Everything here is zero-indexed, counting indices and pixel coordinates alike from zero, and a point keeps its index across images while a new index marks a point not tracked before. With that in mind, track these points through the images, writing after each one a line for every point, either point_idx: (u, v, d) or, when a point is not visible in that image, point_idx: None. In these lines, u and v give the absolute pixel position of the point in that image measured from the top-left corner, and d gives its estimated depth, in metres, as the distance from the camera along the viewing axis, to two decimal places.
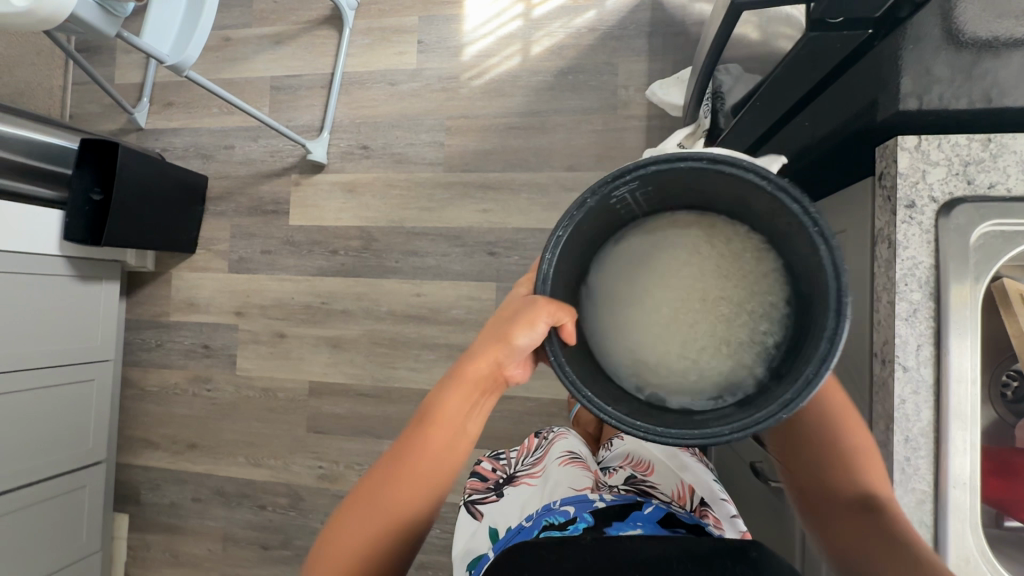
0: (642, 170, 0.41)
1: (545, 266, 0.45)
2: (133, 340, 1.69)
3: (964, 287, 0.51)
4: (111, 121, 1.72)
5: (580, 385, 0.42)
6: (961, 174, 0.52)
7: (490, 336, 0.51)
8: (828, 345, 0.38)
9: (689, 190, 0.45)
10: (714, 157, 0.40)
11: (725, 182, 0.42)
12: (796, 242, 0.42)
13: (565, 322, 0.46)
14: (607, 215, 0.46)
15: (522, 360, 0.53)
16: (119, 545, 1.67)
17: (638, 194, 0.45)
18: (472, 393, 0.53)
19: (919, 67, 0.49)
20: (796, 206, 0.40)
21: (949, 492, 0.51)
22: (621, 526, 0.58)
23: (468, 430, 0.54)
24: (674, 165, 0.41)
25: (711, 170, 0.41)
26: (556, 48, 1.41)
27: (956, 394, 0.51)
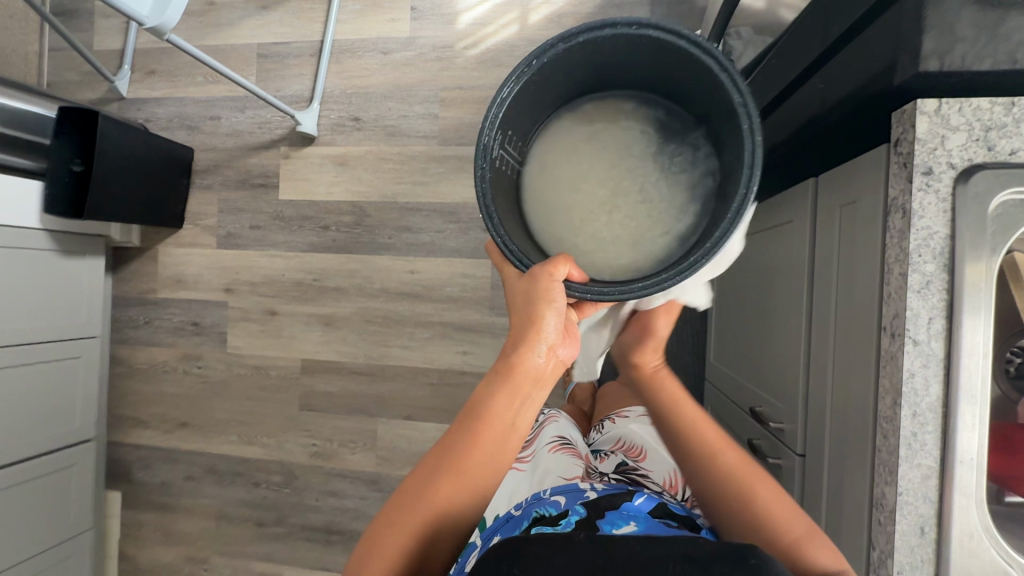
0: (497, 115, 0.46)
1: (512, 254, 0.45)
2: (120, 318, 1.66)
3: (980, 262, 0.49)
4: (91, 89, 1.65)
5: (627, 288, 0.43)
6: (981, 140, 0.50)
7: (525, 320, 0.51)
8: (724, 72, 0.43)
9: (537, 101, 0.49)
10: (528, 58, 0.45)
11: (557, 67, 0.47)
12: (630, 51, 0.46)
13: (569, 270, 0.45)
14: (503, 179, 0.49)
15: (562, 335, 0.52)
16: (112, 523, 1.66)
17: (508, 142, 0.48)
18: (520, 389, 0.51)
19: (943, 26, 0.46)
20: (609, 29, 0.44)
21: (956, 468, 0.50)
22: (614, 521, 0.56)
23: (519, 425, 0.52)
24: (513, 87, 0.46)
25: (540, 67, 0.46)
26: (555, 16, 1.36)
27: (966, 368, 0.49)
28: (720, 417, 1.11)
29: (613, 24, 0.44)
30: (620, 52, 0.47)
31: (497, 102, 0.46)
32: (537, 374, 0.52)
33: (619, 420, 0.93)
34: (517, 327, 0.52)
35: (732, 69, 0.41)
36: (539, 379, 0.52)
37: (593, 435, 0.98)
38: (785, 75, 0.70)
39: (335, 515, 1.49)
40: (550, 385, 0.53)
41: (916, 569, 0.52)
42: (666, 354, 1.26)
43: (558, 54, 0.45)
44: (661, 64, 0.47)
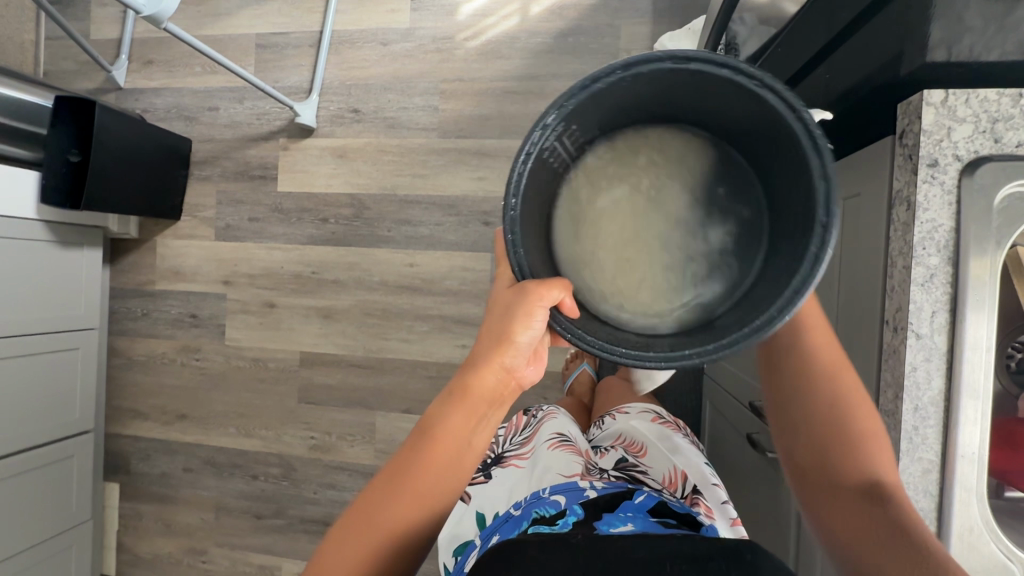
0: (565, 107, 0.41)
1: (516, 257, 0.43)
2: (118, 309, 1.65)
3: (984, 257, 0.49)
4: (88, 79, 1.64)
5: (610, 347, 0.41)
6: (987, 131, 0.49)
7: (492, 338, 0.48)
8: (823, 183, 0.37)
9: (616, 107, 0.43)
10: (623, 63, 0.39)
11: (648, 81, 0.41)
12: (739, 98, 0.40)
13: (564, 298, 0.43)
14: (545, 173, 0.45)
15: (530, 357, 0.50)
16: (111, 515, 1.66)
17: (565, 137, 0.44)
18: (478, 408, 0.50)
19: (952, 15, 0.46)
20: (726, 70, 0.38)
21: (956, 463, 0.50)
22: (611, 521, 0.57)
23: (474, 444, 0.51)
24: (591, 89, 0.40)
25: (627, 77, 0.40)
26: (556, 8, 1.35)
27: (969, 363, 0.49)
28: (719, 411, 1.11)
29: (734, 68, 0.38)
30: (728, 96, 0.40)
31: (574, 93, 0.40)
32: (495, 392, 0.50)
33: (619, 417, 0.92)
34: (478, 346, 0.50)
35: (834, 185, 0.35)
36: (498, 399, 0.51)
37: (592, 432, 0.97)
38: (791, 64, 0.70)
39: (333, 508, 1.50)
40: (508, 403, 0.52)
41: None
42: None
43: (657, 71, 0.39)
44: (768, 132, 0.41)
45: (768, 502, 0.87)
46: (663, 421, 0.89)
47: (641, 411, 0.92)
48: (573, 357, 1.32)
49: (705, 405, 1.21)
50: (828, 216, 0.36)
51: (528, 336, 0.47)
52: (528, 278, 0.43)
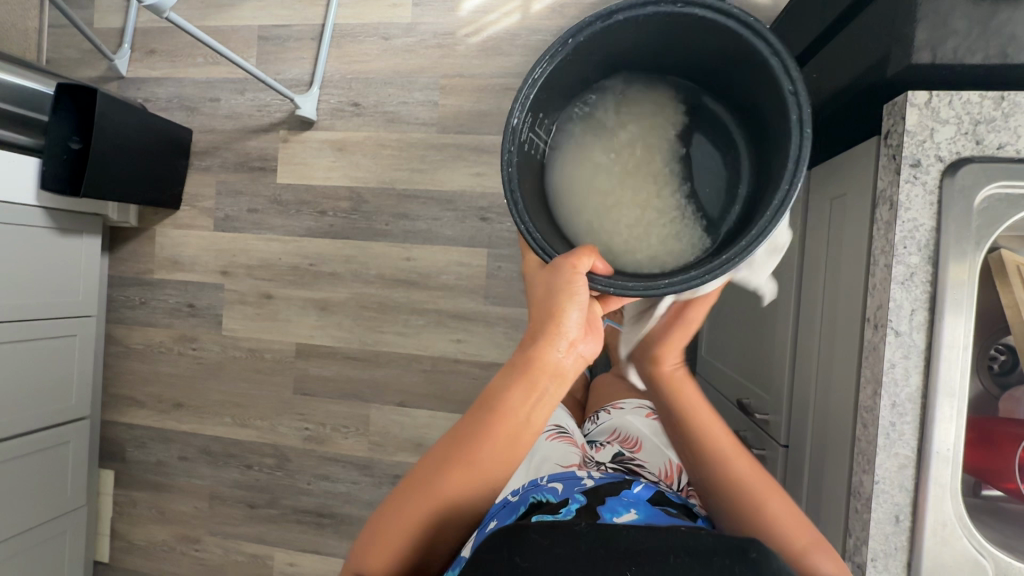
0: (530, 95, 0.45)
1: (536, 244, 0.44)
2: (116, 298, 1.66)
3: (964, 260, 0.50)
4: (91, 67, 1.65)
5: (655, 284, 0.42)
6: (969, 133, 0.50)
7: (544, 315, 0.51)
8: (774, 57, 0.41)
9: (574, 87, 0.48)
10: (562, 39, 0.44)
11: (591, 49, 0.45)
12: (673, 33, 0.44)
13: (593, 262, 0.44)
14: (531, 163, 0.47)
15: (584, 335, 0.52)
16: (105, 501, 1.67)
17: (540, 127, 0.47)
18: (535, 383, 0.52)
19: (936, 18, 0.46)
20: (651, 9, 0.43)
21: (932, 458, 0.51)
22: (614, 508, 0.56)
23: (533, 420, 0.52)
24: (543, 72, 0.45)
25: (572, 49, 0.44)
26: (557, 6, 1.36)
27: (946, 360, 0.50)
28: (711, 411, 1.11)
29: (656, 3, 0.42)
30: (663, 33, 0.45)
31: (531, 81, 0.45)
32: (555, 370, 0.52)
33: (614, 412, 0.93)
34: (536, 323, 0.52)
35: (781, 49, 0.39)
36: (555, 374, 0.52)
37: (587, 427, 0.97)
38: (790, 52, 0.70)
39: (327, 499, 1.51)
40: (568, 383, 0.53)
41: (890, 557, 0.53)
42: None
43: (593, 34, 0.44)
44: (707, 50, 0.45)
45: None
46: None
47: (637, 406, 0.93)
48: None
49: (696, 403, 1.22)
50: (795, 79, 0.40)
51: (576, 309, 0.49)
52: (556, 259, 0.44)
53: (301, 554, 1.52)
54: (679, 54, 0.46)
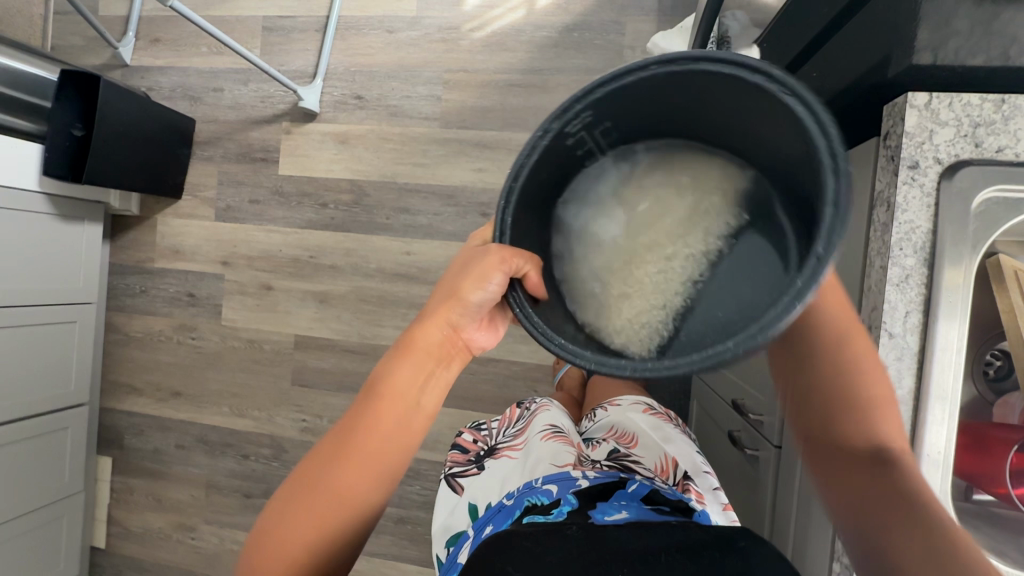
0: (590, 96, 0.41)
1: (500, 222, 0.45)
2: (116, 286, 1.67)
3: (961, 264, 0.49)
4: (96, 55, 1.65)
5: (551, 338, 0.41)
6: (968, 136, 0.50)
7: (443, 295, 0.49)
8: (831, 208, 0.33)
9: (651, 111, 0.43)
10: (660, 57, 0.38)
11: (679, 84, 0.39)
12: (771, 114, 0.38)
13: (526, 270, 0.45)
14: (566, 158, 0.45)
15: (479, 319, 0.51)
16: (102, 487, 1.68)
17: (597, 131, 0.44)
18: (427, 364, 0.50)
19: (937, 19, 0.46)
20: (761, 79, 0.36)
21: (922, 461, 0.51)
22: (605, 509, 0.58)
23: (423, 404, 0.50)
24: (620, 80, 0.39)
25: (660, 74, 0.38)
26: (562, 2, 1.35)
27: (939, 363, 0.50)
28: (707, 412, 1.11)
29: (767, 75, 0.36)
30: (763, 109, 0.38)
31: (605, 80, 0.40)
32: (444, 350, 0.50)
33: (611, 409, 0.93)
34: (432, 303, 0.50)
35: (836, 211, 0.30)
36: (447, 356, 0.51)
37: (584, 424, 0.97)
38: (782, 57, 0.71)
39: None
40: (459, 362, 0.52)
41: None
42: None
43: (686, 71, 0.38)
44: (799, 151, 0.37)
45: (747, 500, 0.88)
46: (654, 411, 0.89)
47: (633, 403, 0.92)
48: None
49: (693, 404, 1.21)
50: (825, 247, 0.31)
51: (480, 297, 0.48)
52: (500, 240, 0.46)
53: None
54: (775, 137, 0.39)
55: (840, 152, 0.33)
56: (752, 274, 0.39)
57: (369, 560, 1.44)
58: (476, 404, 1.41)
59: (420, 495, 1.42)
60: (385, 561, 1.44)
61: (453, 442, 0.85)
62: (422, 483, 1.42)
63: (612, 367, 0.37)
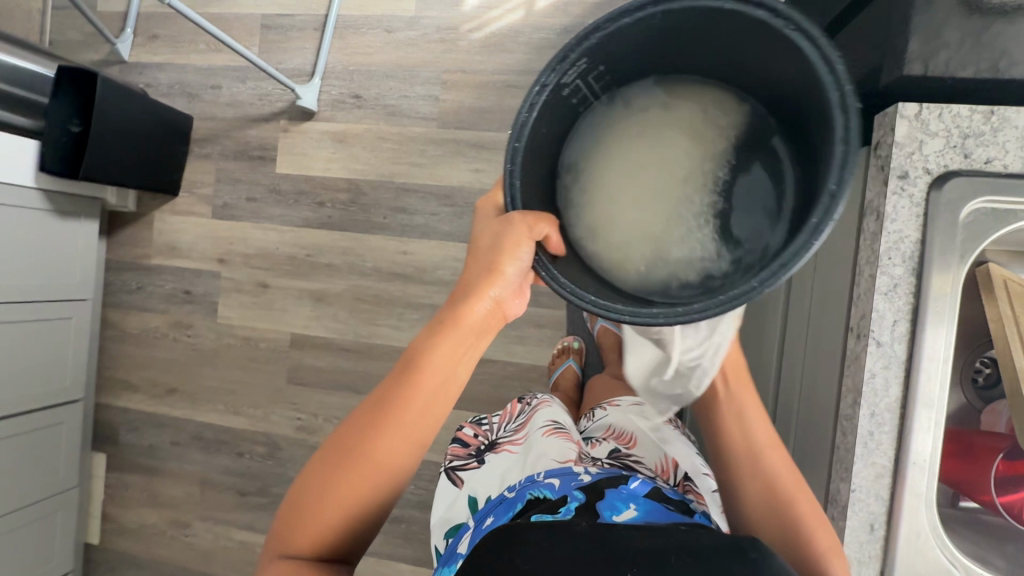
0: (587, 42, 0.42)
1: (510, 190, 0.46)
2: (113, 282, 1.67)
3: (947, 272, 0.50)
4: (93, 50, 1.64)
5: (580, 295, 0.42)
6: (957, 146, 0.50)
7: (480, 268, 0.50)
8: (843, 147, 0.36)
9: (647, 50, 0.44)
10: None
11: (677, 23, 0.41)
12: (774, 51, 0.40)
13: (549, 232, 0.45)
14: (564, 108, 0.47)
15: (516, 291, 0.51)
16: (97, 483, 1.68)
17: (592, 77, 0.46)
18: (465, 336, 0.51)
19: (930, 31, 0.47)
20: (763, 12, 0.38)
21: (907, 468, 0.51)
22: (614, 505, 0.56)
23: (458, 372, 0.51)
24: (616, 23, 0.41)
25: (658, 14, 0.40)
26: (561, 4, 1.35)
27: (927, 371, 0.50)
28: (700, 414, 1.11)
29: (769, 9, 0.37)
30: (765, 45, 0.40)
31: (598, 26, 0.41)
32: (481, 322, 0.51)
33: (611, 409, 0.91)
34: (471, 275, 0.51)
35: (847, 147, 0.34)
36: (485, 327, 0.51)
37: (583, 423, 0.96)
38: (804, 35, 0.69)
39: None
40: (491, 333, 0.54)
41: (863, 565, 0.53)
42: None
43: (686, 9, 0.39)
44: (800, 87, 0.40)
45: None
46: None
47: (632, 403, 0.91)
48: (560, 351, 1.31)
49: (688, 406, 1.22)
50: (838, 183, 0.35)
51: (515, 270, 0.48)
52: (516, 210, 0.46)
53: None
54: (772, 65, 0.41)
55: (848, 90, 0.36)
56: (760, 209, 0.44)
57: (364, 559, 1.44)
58: (471, 405, 1.41)
59: (414, 494, 1.43)
60: (379, 560, 1.44)
61: (454, 435, 0.85)
62: (416, 483, 1.43)
63: (645, 315, 0.39)
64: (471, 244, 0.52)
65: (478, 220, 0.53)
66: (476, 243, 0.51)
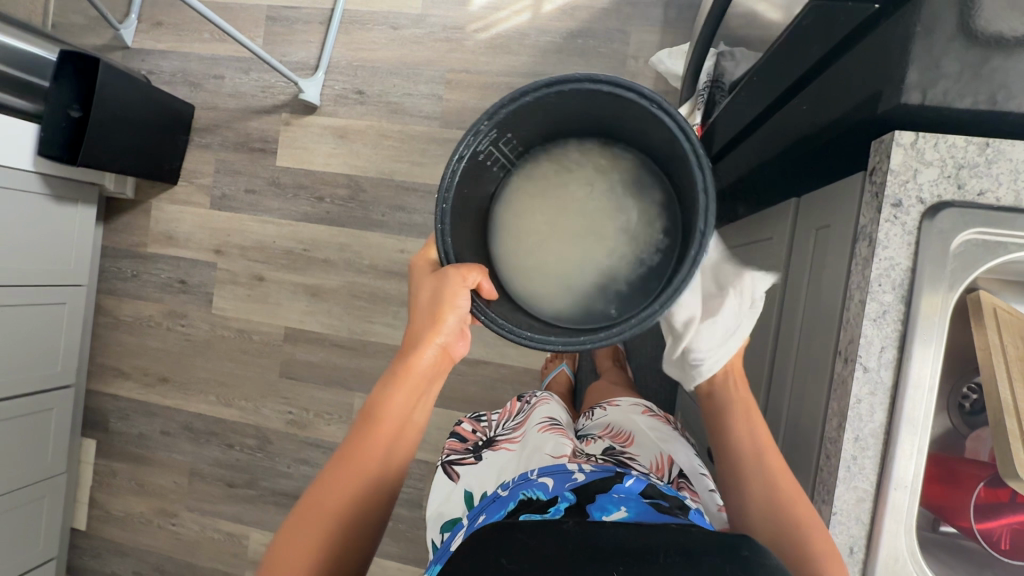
0: (498, 115, 0.49)
1: (444, 245, 0.52)
2: (108, 268, 1.66)
3: (937, 295, 0.50)
4: (96, 35, 1.63)
5: (516, 330, 0.50)
6: (952, 177, 0.50)
7: (427, 321, 0.55)
8: (705, 197, 0.47)
9: (542, 122, 0.54)
10: (549, 81, 0.48)
11: (569, 98, 0.50)
12: (641, 118, 0.50)
13: (481, 281, 0.52)
14: (482, 170, 0.54)
15: (461, 335, 0.58)
16: (85, 469, 1.68)
17: (503, 143, 0.53)
18: (418, 385, 0.57)
19: (929, 60, 0.47)
20: (631, 93, 0.48)
21: (889, 493, 0.52)
22: (605, 506, 0.56)
23: (415, 418, 0.57)
24: (521, 101, 0.49)
25: (552, 93, 0.49)
26: (568, 8, 1.35)
27: (911, 399, 0.51)
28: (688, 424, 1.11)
29: (638, 92, 0.47)
30: (636, 116, 0.51)
31: (505, 103, 0.49)
32: (431, 368, 0.57)
33: (610, 409, 0.90)
34: (417, 328, 0.56)
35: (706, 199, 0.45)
36: (435, 372, 0.58)
37: (581, 421, 0.95)
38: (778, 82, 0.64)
39: (305, 483, 1.51)
40: (442, 379, 0.60)
41: None
42: (645, 358, 1.27)
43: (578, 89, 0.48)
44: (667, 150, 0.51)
45: None
46: (653, 413, 0.88)
47: (631, 403, 0.90)
48: (553, 356, 1.33)
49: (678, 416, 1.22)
50: (704, 225, 0.46)
51: (459, 315, 0.54)
52: (449, 262, 0.52)
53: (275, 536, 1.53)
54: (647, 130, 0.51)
55: (702, 153, 0.47)
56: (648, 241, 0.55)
57: None
58: (462, 406, 1.41)
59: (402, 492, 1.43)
60: None
61: (450, 430, 0.83)
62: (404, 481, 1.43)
63: (583, 343, 0.48)
64: (410, 301, 0.57)
65: (413, 277, 0.58)
66: (415, 297, 0.56)
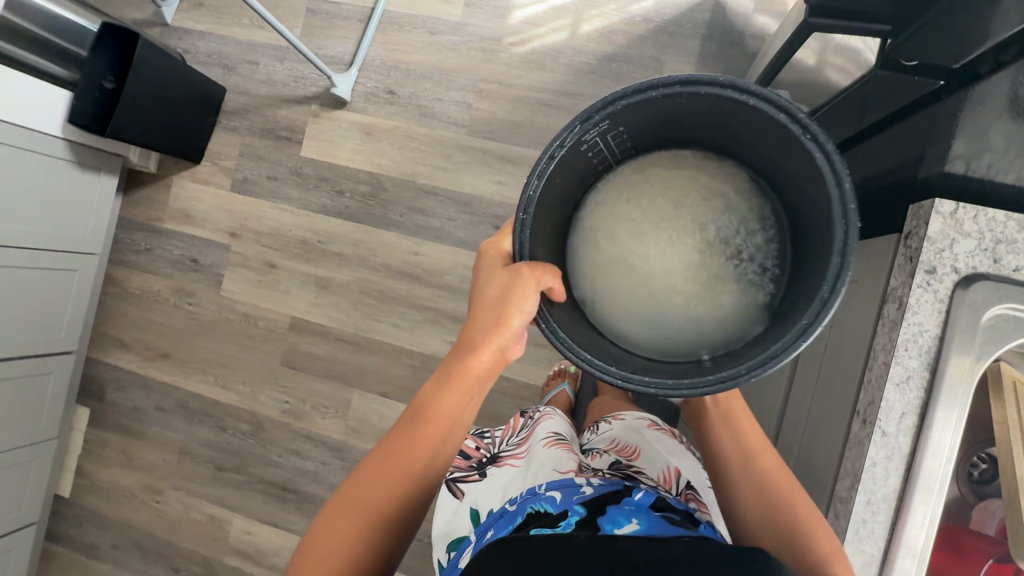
0: (612, 107, 0.48)
1: (520, 238, 0.52)
2: (122, 240, 1.66)
3: (963, 362, 0.51)
4: (137, 9, 1.65)
5: (581, 354, 0.48)
6: (989, 250, 0.51)
7: (486, 324, 0.55)
8: (840, 259, 0.43)
9: (657, 120, 0.52)
10: (686, 79, 0.47)
11: (702, 102, 0.49)
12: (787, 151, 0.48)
13: (552, 284, 0.51)
14: (581, 160, 0.53)
15: (520, 338, 0.57)
16: (76, 437, 1.67)
17: (611, 136, 0.53)
18: (471, 386, 0.57)
19: (976, 131, 0.51)
20: (783, 115, 0.45)
21: (898, 560, 0.51)
22: (616, 518, 0.55)
23: (463, 417, 0.59)
24: (647, 94, 0.48)
25: (684, 93, 0.48)
26: (606, 31, 1.36)
27: (928, 468, 0.51)
28: None
29: (789, 114, 0.45)
30: (779, 148, 0.48)
31: (631, 94, 0.48)
32: (485, 372, 0.58)
33: (614, 423, 0.88)
34: (475, 328, 0.56)
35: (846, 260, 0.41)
36: (489, 375, 0.58)
37: (586, 435, 0.92)
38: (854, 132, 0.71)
39: (294, 474, 1.50)
40: (494, 378, 0.60)
41: None
42: None
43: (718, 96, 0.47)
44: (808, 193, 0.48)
45: None
46: (659, 426, 0.86)
47: (637, 418, 0.88)
48: (555, 374, 1.32)
49: None
50: (832, 292, 0.42)
51: (521, 323, 0.54)
52: (525, 260, 0.52)
53: (257, 524, 1.52)
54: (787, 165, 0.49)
55: (852, 204, 0.43)
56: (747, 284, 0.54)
57: None
58: None
59: None
60: None
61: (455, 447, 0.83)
62: None
63: (639, 384, 0.45)
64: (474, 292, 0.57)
65: (483, 263, 0.58)
66: (480, 292, 0.56)
